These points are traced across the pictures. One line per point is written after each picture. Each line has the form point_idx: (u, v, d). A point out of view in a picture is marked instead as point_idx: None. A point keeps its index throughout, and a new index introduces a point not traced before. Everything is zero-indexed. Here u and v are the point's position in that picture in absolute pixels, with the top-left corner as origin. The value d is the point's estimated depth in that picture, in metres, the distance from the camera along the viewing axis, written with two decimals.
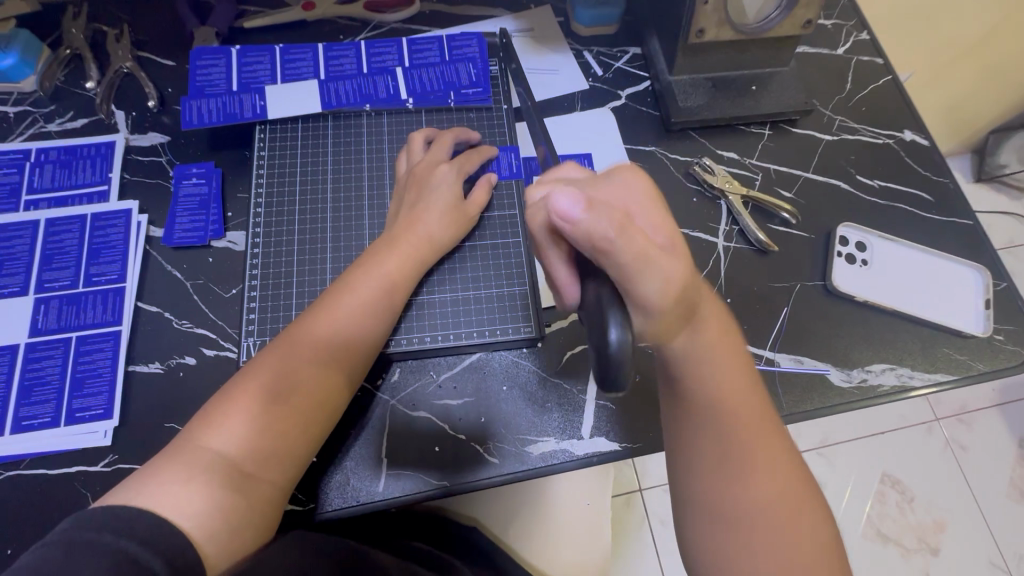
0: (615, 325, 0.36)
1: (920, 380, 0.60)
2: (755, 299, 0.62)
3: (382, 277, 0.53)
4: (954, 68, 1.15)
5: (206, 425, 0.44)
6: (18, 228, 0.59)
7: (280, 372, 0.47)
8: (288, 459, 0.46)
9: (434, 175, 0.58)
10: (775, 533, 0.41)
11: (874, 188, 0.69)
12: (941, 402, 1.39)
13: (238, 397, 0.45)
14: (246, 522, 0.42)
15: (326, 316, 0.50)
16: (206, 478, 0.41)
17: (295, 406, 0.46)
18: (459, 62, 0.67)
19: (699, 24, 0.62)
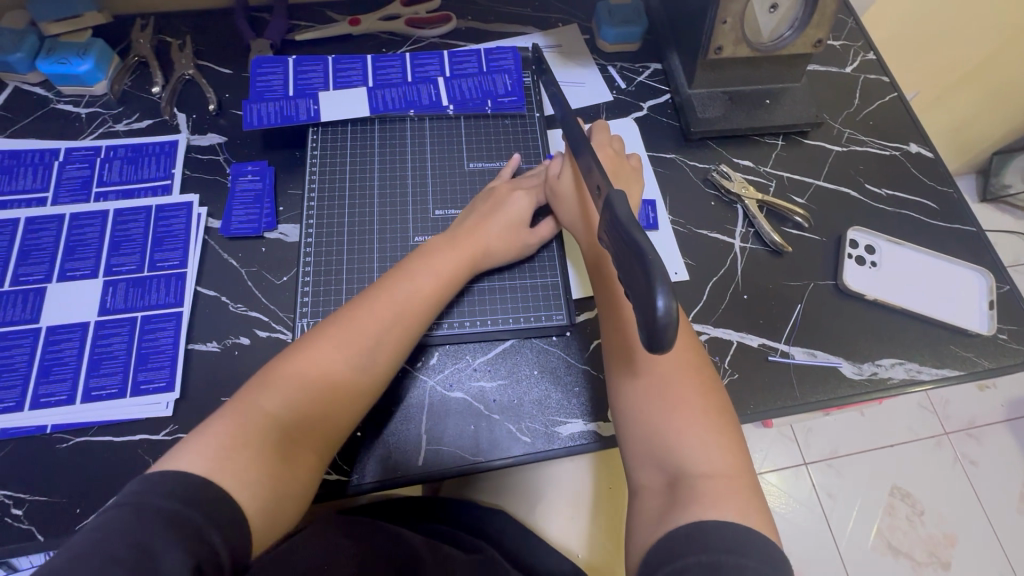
0: (661, 291, 0.35)
1: (927, 375, 0.63)
2: (770, 296, 0.66)
3: (434, 273, 0.56)
4: (957, 90, 1.21)
5: (265, 389, 0.47)
6: (89, 217, 0.64)
7: (335, 350, 0.50)
8: (332, 430, 0.48)
9: (510, 197, 0.63)
10: (703, 446, 0.47)
11: (882, 196, 0.73)
12: (949, 416, 1.41)
13: (295, 369, 0.48)
14: (291, 490, 0.45)
15: (382, 298, 0.53)
16: (259, 445, 0.44)
17: (345, 379, 0.49)
18: (495, 74, 0.72)
19: (718, 42, 0.68)
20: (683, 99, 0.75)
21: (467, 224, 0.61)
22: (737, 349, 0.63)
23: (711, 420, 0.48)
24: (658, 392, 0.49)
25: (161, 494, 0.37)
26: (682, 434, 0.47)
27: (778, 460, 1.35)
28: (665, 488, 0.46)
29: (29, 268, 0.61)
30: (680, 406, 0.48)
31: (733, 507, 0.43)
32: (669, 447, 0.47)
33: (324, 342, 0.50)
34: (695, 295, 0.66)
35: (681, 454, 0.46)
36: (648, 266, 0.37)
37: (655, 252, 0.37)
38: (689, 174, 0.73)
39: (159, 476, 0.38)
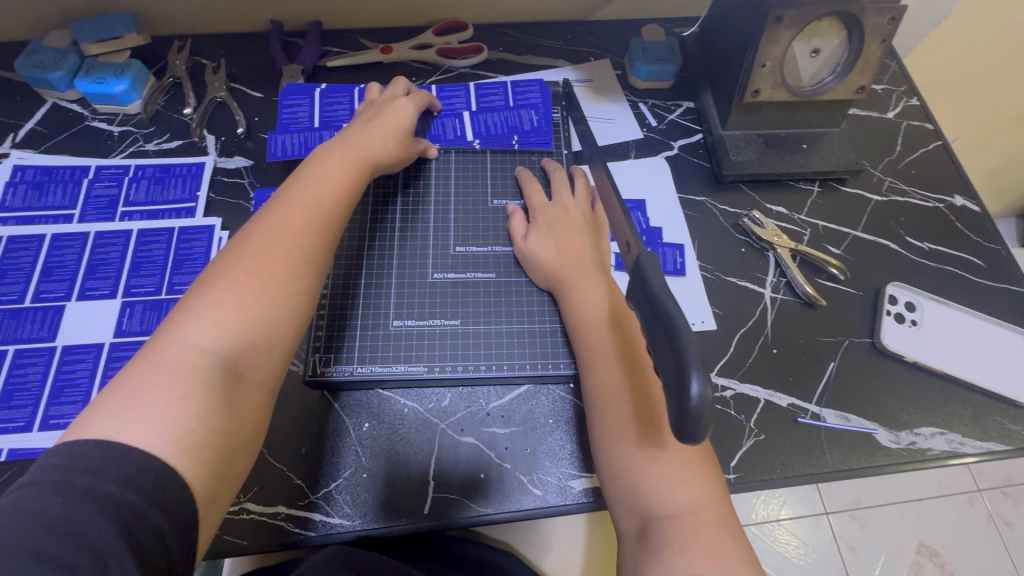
0: (697, 378, 0.33)
1: (970, 448, 0.59)
2: (801, 351, 0.63)
3: (336, 180, 0.53)
4: (1000, 136, 1.16)
5: (177, 323, 0.41)
6: (112, 236, 0.64)
7: (260, 265, 0.44)
8: (276, 351, 0.44)
9: (393, 105, 0.63)
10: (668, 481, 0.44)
11: (924, 250, 0.70)
12: (983, 474, 1.33)
13: (216, 292, 0.42)
14: (245, 428, 0.41)
15: (294, 204, 0.49)
16: (197, 383, 0.38)
17: (278, 292, 0.44)
18: (522, 108, 0.71)
19: (755, 85, 0.66)
20: (715, 140, 0.73)
21: (353, 132, 0.59)
22: (764, 408, 0.60)
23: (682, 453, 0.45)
24: (622, 430, 0.47)
25: (93, 475, 0.32)
26: (648, 474, 0.44)
27: (797, 508, 1.28)
28: (637, 534, 0.43)
29: (51, 285, 0.61)
30: (646, 442, 0.46)
31: (703, 552, 0.40)
32: (638, 488, 0.45)
33: (247, 259, 0.44)
34: (721, 346, 0.63)
35: (650, 497, 0.44)
36: (682, 346, 0.35)
37: (690, 331, 0.36)
38: (718, 218, 0.71)
39: (82, 448, 0.34)
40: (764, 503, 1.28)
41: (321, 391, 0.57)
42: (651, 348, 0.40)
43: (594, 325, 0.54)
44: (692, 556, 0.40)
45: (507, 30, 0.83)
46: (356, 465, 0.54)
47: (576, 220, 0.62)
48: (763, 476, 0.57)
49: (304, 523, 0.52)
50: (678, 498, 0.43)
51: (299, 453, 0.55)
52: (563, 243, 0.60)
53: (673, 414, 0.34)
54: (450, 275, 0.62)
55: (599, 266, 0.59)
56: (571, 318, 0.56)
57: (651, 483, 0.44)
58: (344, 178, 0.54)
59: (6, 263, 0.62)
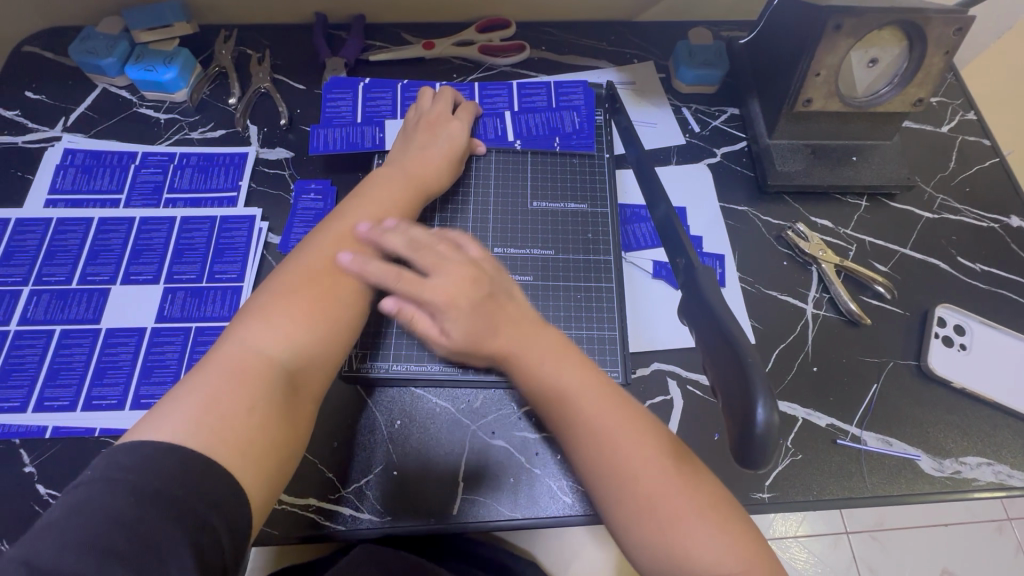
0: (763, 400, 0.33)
1: (1019, 480, 0.57)
2: (844, 371, 0.61)
3: (393, 211, 0.55)
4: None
5: (246, 332, 0.43)
6: (157, 223, 0.65)
7: (323, 286, 0.47)
8: (331, 368, 0.46)
9: (446, 124, 0.64)
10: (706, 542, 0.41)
11: (977, 271, 0.67)
12: (1014, 502, 1.29)
13: (282, 306, 0.45)
14: (298, 436, 0.42)
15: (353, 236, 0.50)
16: (263, 394, 0.40)
17: (339, 314, 0.46)
18: (563, 110, 0.70)
19: (807, 95, 0.64)
20: (760, 149, 0.71)
21: (413, 160, 0.60)
22: (802, 427, 0.58)
23: (712, 513, 0.43)
24: (644, 499, 0.42)
25: (155, 479, 0.33)
26: (691, 548, 0.41)
27: (817, 525, 1.25)
28: None
29: (96, 268, 0.62)
30: (675, 510, 0.42)
31: None
32: (681, 562, 0.41)
33: (314, 279, 0.47)
34: (760, 361, 0.61)
35: (696, 566, 0.41)
36: (748, 370, 0.36)
37: (752, 353, 0.36)
38: (760, 229, 0.69)
39: (158, 442, 0.35)
40: (783, 518, 1.25)
41: (354, 384, 0.57)
42: (704, 361, 0.41)
43: (598, 386, 0.47)
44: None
45: (550, 28, 0.82)
46: (386, 462, 0.55)
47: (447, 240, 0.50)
48: (797, 497, 0.55)
49: (334, 516, 0.52)
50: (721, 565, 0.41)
51: (331, 447, 0.55)
52: (480, 313, 0.46)
53: (739, 438, 0.35)
54: None
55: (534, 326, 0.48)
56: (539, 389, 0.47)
57: (691, 547, 0.41)
58: (392, 211, 0.55)
59: (55, 244, 0.63)
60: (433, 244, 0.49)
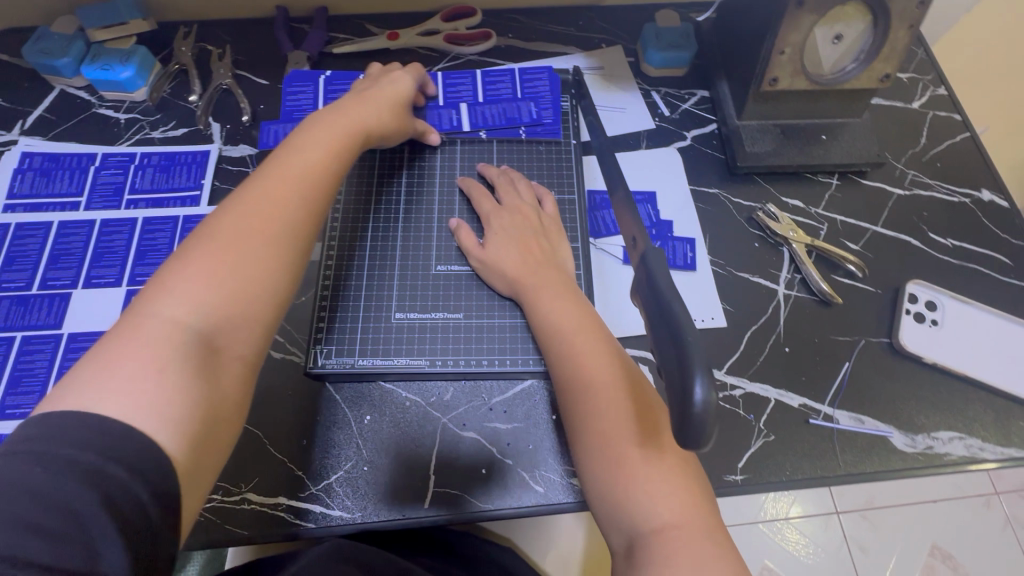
0: (702, 381, 0.31)
1: (991, 453, 0.57)
2: (816, 351, 0.61)
3: (322, 154, 0.52)
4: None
5: (154, 295, 0.40)
6: (118, 224, 0.64)
7: (237, 240, 0.44)
8: (256, 325, 0.43)
9: (384, 81, 0.63)
10: (654, 490, 0.43)
11: (948, 247, 0.67)
12: (1001, 476, 1.30)
13: (194, 262, 0.42)
14: (226, 400, 0.40)
15: (277, 180, 0.48)
16: (175, 355, 0.38)
17: (258, 262, 0.43)
18: (522, 100, 0.69)
19: (773, 73, 0.63)
20: (730, 130, 0.70)
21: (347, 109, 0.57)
22: (775, 408, 0.58)
23: (667, 466, 0.44)
24: (603, 444, 0.45)
25: (95, 451, 0.32)
26: (639, 495, 0.43)
27: (807, 506, 1.26)
28: (625, 552, 0.42)
29: (57, 273, 0.61)
30: (624, 461, 0.44)
31: (689, 562, 0.39)
32: (624, 506, 0.43)
33: (228, 233, 0.44)
34: (732, 343, 0.61)
35: (635, 514, 0.42)
36: (685, 347, 0.33)
37: (693, 328, 0.33)
38: (731, 211, 0.68)
39: (78, 413, 0.34)
40: (773, 500, 1.26)
41: (321, 382, 0.57)
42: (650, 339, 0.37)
43: (579, 332, 0.51)
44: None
45: (517, 15, 0.80)
46: (357, 458, 0.54)
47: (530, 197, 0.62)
48: (770, 478, 0.55)
49: (305, 515, 0.52)
50: (660, 520, 0.42)
51: (299, 444, 0.55)
52: (523, 247, 0.58)
53: (673, 419, 0.32)
54: (453, 267, 0.61)
55: (563, 279, 0.56)
56: (541, 325, 0.53)
57: (640, 495, 0.42)
58: (323, 161, 0.51)
59: (14, 250, 0.62)
60: (519, 195, 0.62)
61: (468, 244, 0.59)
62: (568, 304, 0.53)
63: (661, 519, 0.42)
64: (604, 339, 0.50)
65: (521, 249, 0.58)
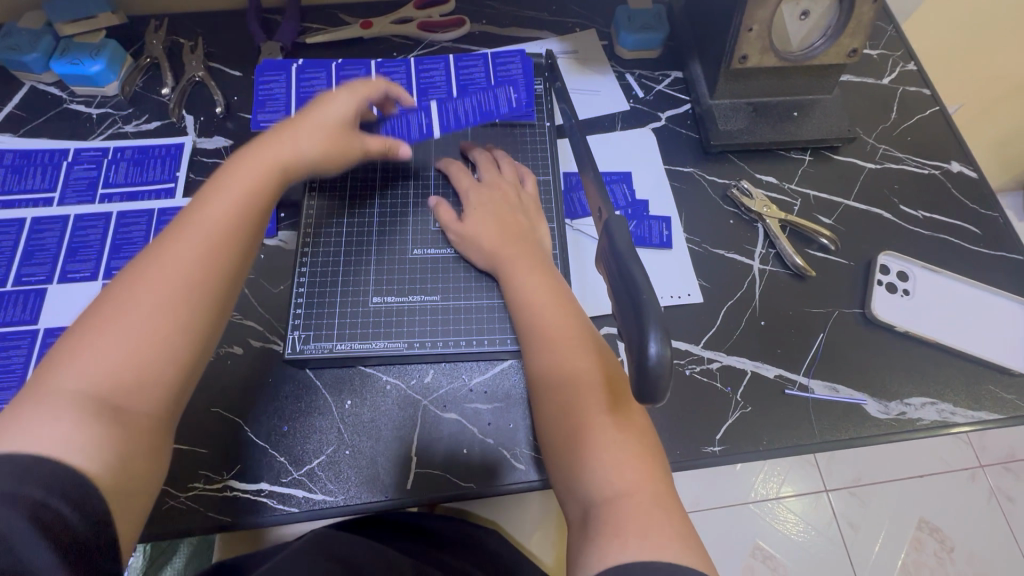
0: (654, 337, 0.33)
1: (962, 417, 0.58)
2: (791, 323, 0.62)
3: (237, 195, 0.47)
4: (1014, 98, 1.10)
5: (51, 364, 0.38)
6: (93, 219, 0.64)
7: (129, 303, 0.40)
8: (161, 383, 0.40)
9: (327, 97, 0.56)
10: (612, 461, 0.42)
11: (919, 219, 0.68)
12: (985, 449, 1.32)
13: (88, 329, 0.39)
14: (134, 457, 0.38)
15: (180, 231, 0.44)
16: (65, 420, 0.35)
17: (157, 324, 0.40)
18: (497, 87, 0.68)
19: (743, 51, 0.64)
20: (703, 110, 0.71)
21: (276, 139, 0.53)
22: (751, 380, 0.59)
23: (624, 438, 0.44)
24: (567, 413, 0.46)
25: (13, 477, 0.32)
26: (597, 464, 0.42)
27: (797, 485, 1.28)
28: (581, 521, 0.41)
29: (32, 269, 0.61)
30: (583, 432, 0.44)
31: (638, 530, 0.38)
32: (578, 474, 0.43)
33: (126, 294, 0.41)
34: (708, 319, 0.62)
35: (590, 480, 0.42)
36: (642, 306, 0.35)
37: (651, 292, 0.36)
38: (706, 189, 0.69)
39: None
40: (763, 480, 1.28)
41: (301, 368, 0.57)
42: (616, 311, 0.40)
43: (552, 338, 0.49)
44: (624, 543, 0.37)
45: (490, 2, 0.80)
46: (337, 443, 0.54)
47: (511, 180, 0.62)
48: (747, 448, 0.56)
49: (288, 499, 0.52)
50: (613, 489, 0.41)
51: (280, 430, 0.55)
52: (501, 222, 0.58)
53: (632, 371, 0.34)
54: (430, 251, 0.61)
55: (536, 252, 0.56)
56: (514, 300, 0.53)
57: (597, 466, 0.42)
58: (234, 202, 0.47)
59: None
60: (500, 173, 0.63)
61: (445, 218, 0.60)
62: (542, 282, 0.53)
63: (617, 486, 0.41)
64: (582, 327, 0.50)
65: (498, 223, 0.58)
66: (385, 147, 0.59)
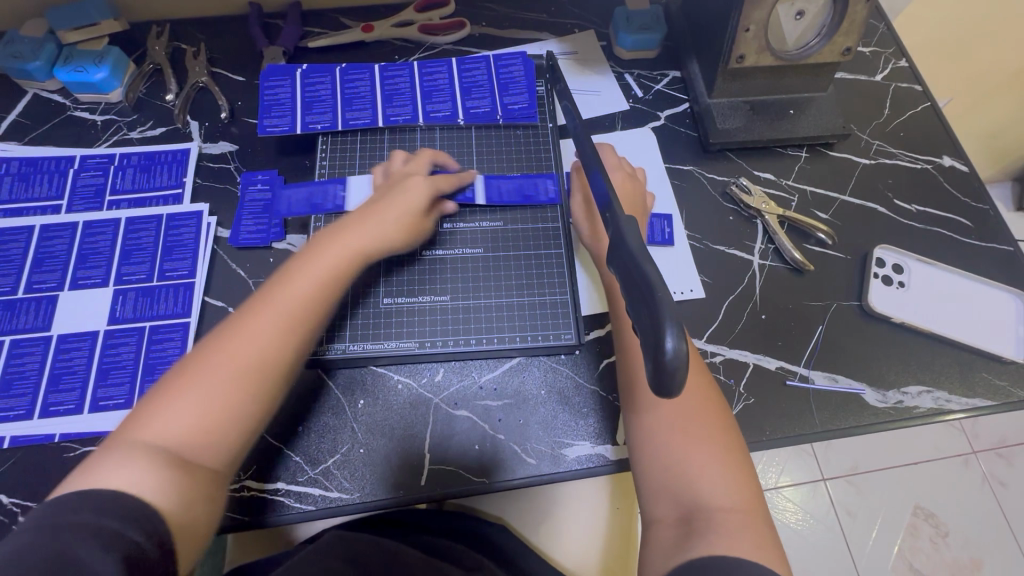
0: (672, 333, 0.33)
1: (957, 404, 0.60)
2: (791, 317, 0.63)
3: (324, 271, 0.51)
4: (1005, 90, 1.12)
5: (152, 410, 0.44)
6: (101, 225, 0.64)
7: (219, 365, 0.45)
8: (228, 444, 0.44)
9: (407, 176, 0.60)
10: (714, 472, 0.44)
11: (913, 212, 0.70)
12: (978, 435, 1.35)
13: (184, 382, 0.45)
14: (197, 509, 0.41)
15: (268, 301, 0.49)
16: (150, 465, 0.40)
17: (235, 389, 0.45)
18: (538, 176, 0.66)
19: (740, 51, 0.65)
20: (702, 108, 0.72)
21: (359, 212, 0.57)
22: (753, 372, 0.61)
23: (725, 453, 0.46)
24: (673, 423, 0.47)
25: (89, 511, 0.37)
26: (703, 473, 0.44)
27: (795, 475, 1.30)
28: (678, 521, 0.43)
29: (42, 276, 0.61)
30: (698, 443, 0.46)
31: (749, 542, 0.40)
32: (688, 479, 0.44)
33: (216, 356, 0.46)
34: (711, 313, 0.63)
35: (699, 490, 0.44)
36: (656, 303, 0.35)
37: (665, 288, 0.35)
38: (706, 187, 0.71)
39: (67, 498, 0.37)
40: (763, 472, 1.30)
41: (314, 370, 0.58)
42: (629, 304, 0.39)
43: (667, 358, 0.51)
44: (731, 547, 0.40)
45: (490, 3, 0.81)
46: (352, 442, 0.55)
47: (630, 185, 0.64)
48: (751, 438, 0.58)
49: (304, 497, 0.53)
50: (714, 500, 0.43)
51: (294, 430, 0.56)
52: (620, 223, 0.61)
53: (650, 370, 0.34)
54: (438, 252, 0.62)
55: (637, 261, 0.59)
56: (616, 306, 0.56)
57: (704, 475, 0.44)
58: (320, 281, 0.51)
59: None
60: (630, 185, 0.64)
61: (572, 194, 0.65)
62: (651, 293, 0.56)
63: (719, 496, 0.43)
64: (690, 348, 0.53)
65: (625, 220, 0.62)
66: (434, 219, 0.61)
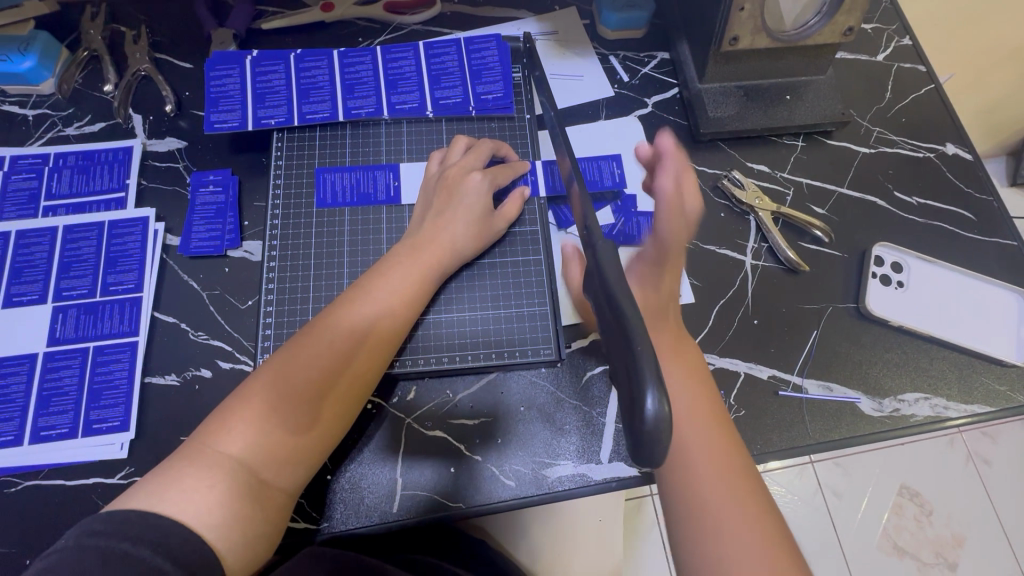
0: (652, 393, 0.32)
1: (955, 411, 0.57)
2: (784, 322, 0.60)
3: (402, 289, 0.51)
4: (1009, 63, 1.06)
5: (221, 429, 0.43)
6: (36, 234, 0.59)
7: (295, 384, 0.45)
8: (299, 468, 0.44)
9: (464, 183, 0.56)
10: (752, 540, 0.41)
11: (914, 206, 0.66)
12: None
13: (258, 399, 0.44)
14: (259, 537, 0.41)
15: (346, 319, 0.48)
16: (225, 491, 0.40)
17: (311, 410, 0.45)
18: (602, 158, 0.65)
19: (734, 32, 0.59)
20: (692, 94, 0.67)
21: (429, 224, 0.55)
22: (744, 382, 0.57)
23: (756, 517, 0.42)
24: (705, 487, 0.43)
25: (129, 537, 0.35)
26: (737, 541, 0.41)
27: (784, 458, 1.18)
28: None
29: None
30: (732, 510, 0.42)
31: None
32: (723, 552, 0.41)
33: (290, 375, 0.45)
34: (701, 319, 0.60)
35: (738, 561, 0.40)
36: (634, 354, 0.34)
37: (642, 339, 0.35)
38: (697, 181, 0.66)
39: (133, 516, 0.37)
40: None
41: None
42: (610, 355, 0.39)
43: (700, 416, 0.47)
44: None
45: None
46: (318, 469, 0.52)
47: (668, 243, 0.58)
48: None
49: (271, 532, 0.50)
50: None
51: None
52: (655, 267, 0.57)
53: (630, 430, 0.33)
54: None
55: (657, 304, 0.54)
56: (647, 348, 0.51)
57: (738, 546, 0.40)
58: (395, 301, 0.50)
59: None
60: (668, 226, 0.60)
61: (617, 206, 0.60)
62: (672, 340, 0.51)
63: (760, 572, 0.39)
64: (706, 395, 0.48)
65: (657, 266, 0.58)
66: (519, 208, 0.59)
